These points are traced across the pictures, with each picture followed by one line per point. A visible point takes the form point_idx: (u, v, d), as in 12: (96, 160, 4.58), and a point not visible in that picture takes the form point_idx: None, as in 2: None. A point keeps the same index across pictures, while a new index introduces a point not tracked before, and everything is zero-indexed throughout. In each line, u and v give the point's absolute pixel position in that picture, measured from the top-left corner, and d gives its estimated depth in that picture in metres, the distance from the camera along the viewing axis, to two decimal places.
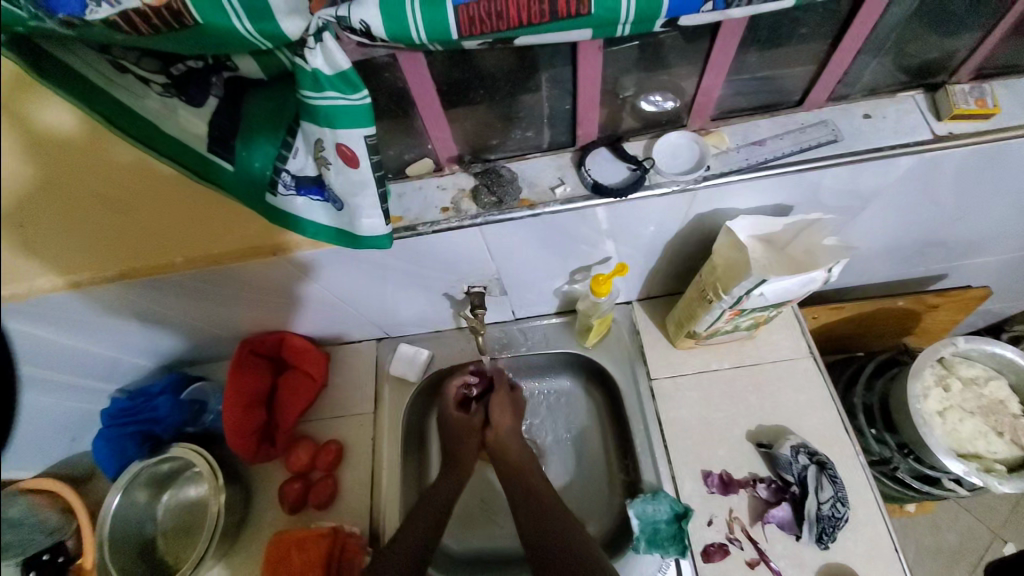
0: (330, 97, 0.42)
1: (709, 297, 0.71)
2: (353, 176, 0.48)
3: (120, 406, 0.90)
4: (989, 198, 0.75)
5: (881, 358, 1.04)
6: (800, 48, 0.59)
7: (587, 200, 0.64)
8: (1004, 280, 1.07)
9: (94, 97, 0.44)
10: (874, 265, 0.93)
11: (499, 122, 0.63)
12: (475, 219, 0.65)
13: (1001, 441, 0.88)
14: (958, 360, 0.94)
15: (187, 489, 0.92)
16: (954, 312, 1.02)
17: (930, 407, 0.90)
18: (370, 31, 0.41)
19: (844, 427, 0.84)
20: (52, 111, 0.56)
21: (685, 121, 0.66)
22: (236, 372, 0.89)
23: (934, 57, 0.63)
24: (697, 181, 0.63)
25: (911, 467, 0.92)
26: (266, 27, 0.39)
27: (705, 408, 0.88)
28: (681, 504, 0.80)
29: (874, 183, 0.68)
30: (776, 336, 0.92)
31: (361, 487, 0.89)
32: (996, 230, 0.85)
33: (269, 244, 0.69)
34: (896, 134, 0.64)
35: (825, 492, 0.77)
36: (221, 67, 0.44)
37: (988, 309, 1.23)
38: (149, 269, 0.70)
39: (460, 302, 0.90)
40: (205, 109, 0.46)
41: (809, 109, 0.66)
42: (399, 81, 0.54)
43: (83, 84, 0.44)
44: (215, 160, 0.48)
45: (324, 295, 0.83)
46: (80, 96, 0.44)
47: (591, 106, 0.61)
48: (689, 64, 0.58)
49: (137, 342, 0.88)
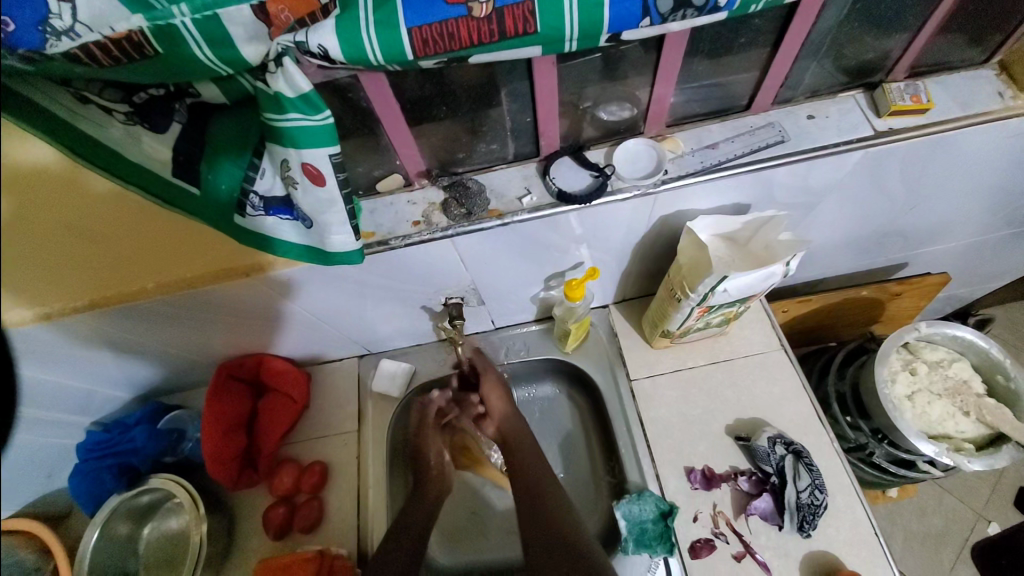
0: (294, 119, 0.44)
1: (678, 296, 0.74)
2: (320, 194, 0.49)
3: (96, 439, 0.88)
4: (933, 189, 0.79)
5: (850, 347, 1.08)
6: (742, 56, 0.62)
7: (553, 208, 0.66)
8: (961, 265, 1.12)
9: (56, 129, 0.44)
10: (834, 258, 0.97)
11: (464, 136, 0.65)
12: (446, 231, 0.67)
13: (968, 421, 0.91)
14: (922, 344, 0.98)
15: (170, 520, 0.89)
16: (916, 299, 1.07)
17: (897, 391, 0.94)
18: (328, 54, 0.42)
19: (817, 416, 0.87)
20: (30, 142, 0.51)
21: (642, 129, 0.69)
22: (214, 399, 0.88)
23: (870, 58, 0.67)
24: (656, 185, 0.66)
25: (886, 451, 0.95)
26: (224, 53, 0.41)
27: (684, 405, 0.90)
28: (666, 502, 0.82)
29: (824, 179, 0.71)
30: (749, 330, 0.94)
31: (347, 507, 0.88)
32: (946, 218, 0.90)
33: (244, 265, 0.70)
34: (838, 131, 0.68)
35: (803, 480, 0.80)
36: (183, 94, 0.46)
37: (951, 294, 1.28)
38: (122, 296, 0.70)
39: (439, 314, 0.91)
40: (168, 134, 0.47)
41: (756, 112, 0.69)
42: (363, 101, 0.56)
43: (44, 117, 0.44)
44: (181, 184, 0.49)
45: (303, 314, 0.83)
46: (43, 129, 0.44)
47: (551, 117, 0.63)
48: (642, 74, 0.61)
49: (112, 372, 0.87)
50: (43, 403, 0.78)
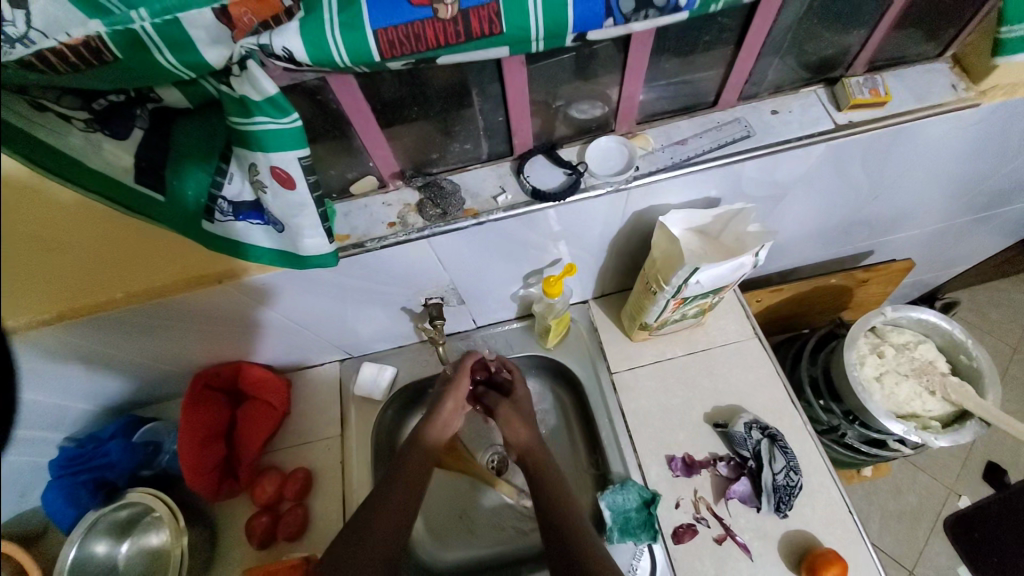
0: (260, 122, 0.43)
1: (653, 289, 0.75)
2: (290, 198, 0.48)
3: (68, 454, 0.85)
4: (894, 178, 0.83)
5: (822, 333, 1.11)
6: (707, 53, 0.64)
7: (529, 206, 0.67)
8: (924, 251, 1.17)
9: (13, 138, 0.43)
10: (805, 248, 1.00)
11: (437, 136, 0.65)
12: (422, 232, 0.67)
13: (934, 399, 0.95)
14: (889, 328, 1.02)
15: (151, 535, 0.85)
16: (883, 285, 1.11)
17: (866, 374, 0.97)
18: (294, 57, 0.42)
19: (791, 401, 0.90)
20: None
21: (614, 126, 0.70)
22: (191, 408, 0.86)
23: (830, 53, 0.69)
24: (628, 181, 0.67)
25: (857, 432, 0.98)
26: (188, 58, 0.40)
27: (664, 395, 0.92)
28: (649, 490, 0.84)
29: (790, 171, 0.74)
30: (725, 320, 0.97)
31: (332, 512, 0.88)
32: (908, 206, 0.94)
33: (217, 272, 0.68)
34: (801, 126, 0.70)
35: (778, 462, 0.82)
36: (144, 99, 0.45)
37: (916, 279, 1.33)
38: (89, 307, 0.67)
39: (419, 315, 0.91)
40: (130, 141, 0.46)
41: (724, 108, 0.71)
42: (332, 103, 0.55)
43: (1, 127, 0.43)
44: (144, 191, 0.47)
45: (280, 320, 0.82)
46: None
47: (523, 116, 0.64)
48: (610, 72, 0.62)
49: (82, 386, 0.84)
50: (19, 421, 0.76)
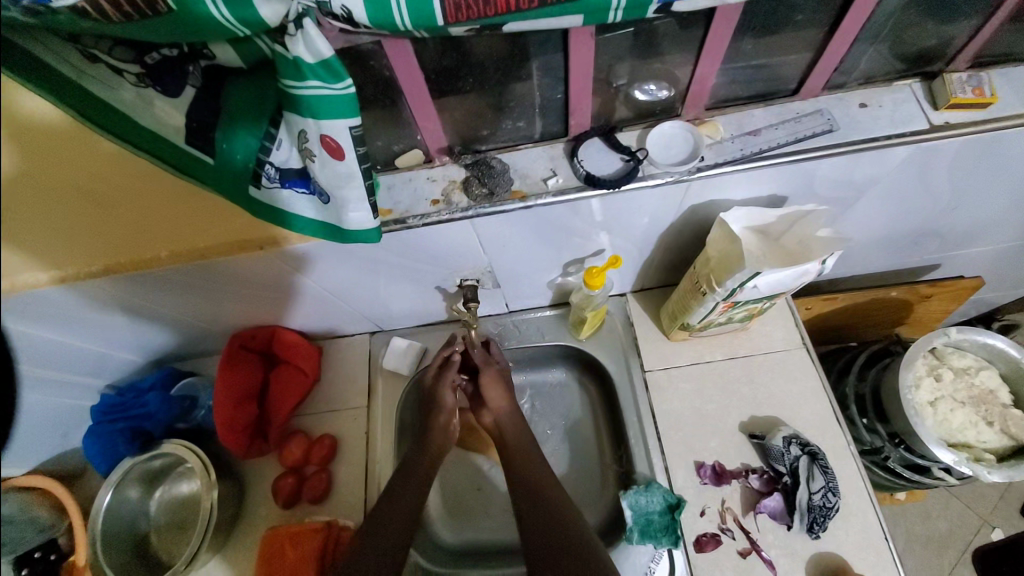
0: (313, 86, 0.41)
1: (703, 289, 0.71)
2: (338, 168, 0.46)
3: (110, 401, 0.89)
4: (981, 189, 0.75)
5: (873, 348, 1.04)
6: (795, 35, 0.57)
7: (580, 192, 0.63)
8: (996, 270, 1.07)
9: (71, 94, 0.43)
10: (866, 257, 0.93)
11: (490, 111, 0.61)
12: (466, 211, 0.64)
13: (991, 430, 0.88)
14: (950, 351, 0.94)
15: (181, 484, 0.91)
16: (947, 302, 1.02)
17: (920, 397, 0.91)
18: (352, 16, 0.39)
19: (836, 418, 0.84)
20: (29, 96, 0.50)
21: (679, 111, 0.65)
22: (227, 368, 0.89)
23: (932, 44, 0.62)
24: (691, 172, 0.62)
25: (901, 456, 0.92)
26: (243, 13, 0.37)
27: (698, 399, 0.88)
28: (674, 495, 0.81)
29: (869, 173, 0.67)
30: (770, 327, 0.91)
31: (355, 481, 0.89)
32: (990, 220, 0.85)
33: (258, 237, 0.68)
34: (891, 123, 0.63)
35: (817, 482, 0.78)
36: (197, 56, 0.43)
37: (980, 299, 1.23)
38: (136, 263, 0.69)
39: (453, 295, 0.89)
40: (182, 100, 0.44)
41: (804, 97, 0.65)
42: (386, 69, 0.52)
43: (55, 79, 0.42)
44: (195, 153, 0.46)
45: (315, 289, 0.82)
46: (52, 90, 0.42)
47: (583, 95, 0.59)
48: (683, 51, 0.57)
49: (124, 337, 0.87)
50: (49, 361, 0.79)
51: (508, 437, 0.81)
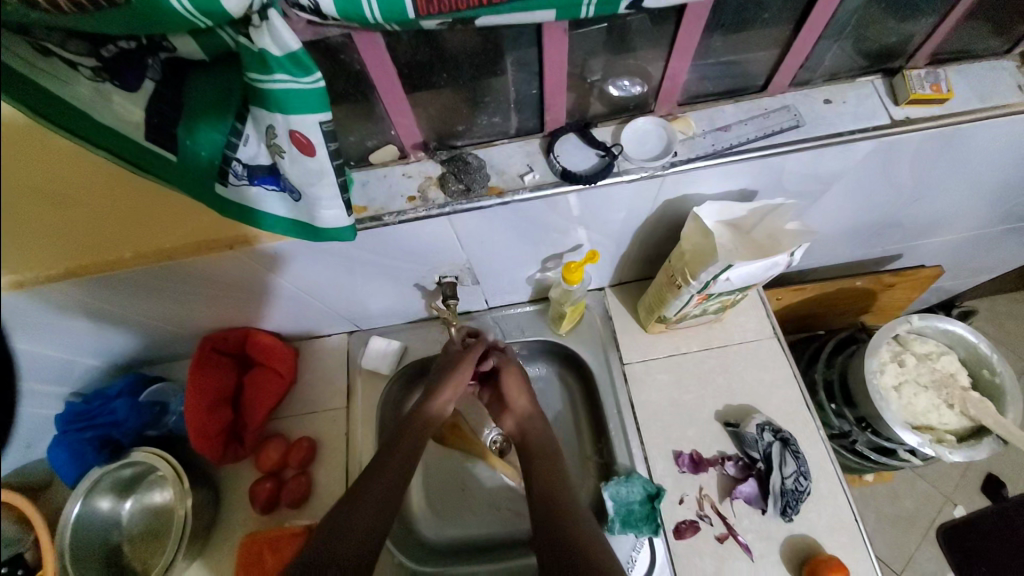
0: (281, 80, 0.40)
1: (678, 282, 0.73)
2: (308, 164, 0.45)
3: (74, 409, 0.85)
4: (940, 182, 0.78)
5: (840, 337, 1.08)
6: (763, 32, 0.59)
7: (556, 187, 0.63)
8: (953, 259, 1.13)
9: (19, 86, 0.41)
10: (834, 248, 0.96)
11: (464, 107, 0.61)
12: (443, 208, 0.63)
13: (951, 413, 0.92)
14: (913, 337, 0.98)
15: (154, 493, 0.88)
16: (908, 291, 1.07)
17: (885, 382, 0.95)
18: (320, 8, 0.39)
19: (806, 404, 0.87)
20: None
21: (652, 107, 0.66)
22: (197, 371, 0.86)
23: (893, 41, 0.64)
24: (664, 167, 0.63)
25: (868, 439, 0.97)
26: (203, 3, 0.36)
27: (676, 390, 0.90)
28: (654, 485, 0.83)
29: (834, 167, 0.69)
30: (743, 317, 0.94)
31: (335, 482, 0.88)
32: (946, 212, 0.89)
33: (228, 237, 0.66)
34: (854, 118, 0.65)
35: (789, 467, 0.81)
36: (156, 48, 0.41)
37: (939, 287, 1.29)
38: (99, 264, 0.65)
39: (432, 292, 0.88)
40: (141, 93, 0.42)
41: (772, 94, 0.66)
42: (356, 63, 0.51)
43: (3, 72, 0.40)
44: (156, 151, 0.45)
45: (288, 288, 0.80)
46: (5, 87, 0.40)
47: (558, 90, 0.59)
48: (655, 47, 0.58)
49: (86, 342, 0.83)
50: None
51: (530, 439, 0.79)
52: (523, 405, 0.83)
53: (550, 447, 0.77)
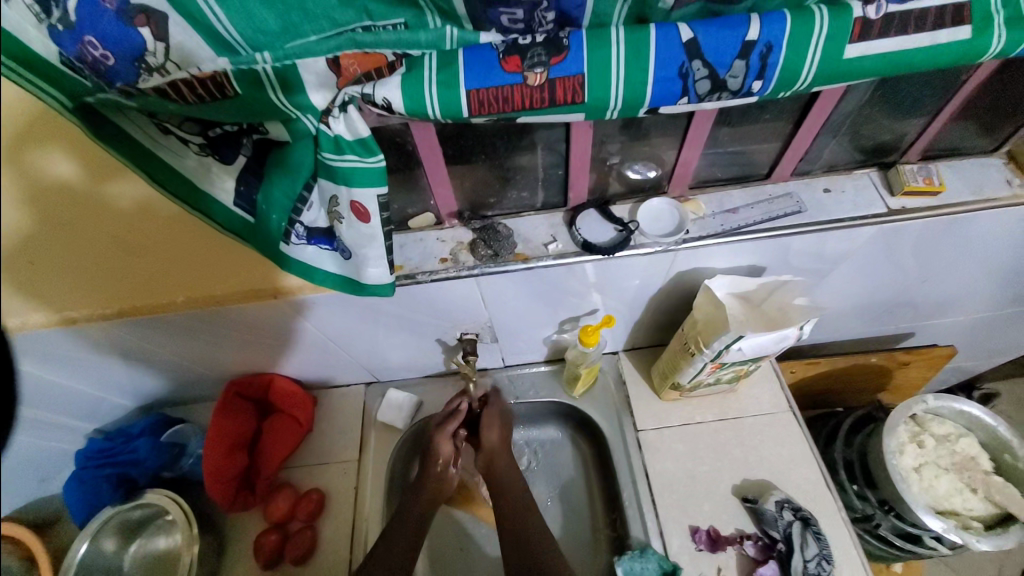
0: (349, 159, 0.48)
1: (691, 349, 0.75)
2: (363, 230, 0.51)
3: (97, 446, 0.87)
4: (942, 265, 0.82)
5: (858, 414, 1.07)
6: (766, 129, 0.66)
7: (578, 256, 0.69)
8: (968, 339, 1.13)
9: (143, 160, 0.48)
10: (845, 323, 0.98)
11: (498, 181, 0.69)
12: (473, 270, 0.69)
13: (976, 498, 0.90)
14: (930, 417, 0.97)
15: (158, 538, 0.87)
16: (923, 370, 1.07)
17: (906, 463, 0.92)
18: (391, 106, 0.47)
19: (825, 482, 0.86)
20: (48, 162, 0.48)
21: (666, 188, 0.72)
22: (219, 414, 0.88)
23: (885, 139, 0.71)
24: (678, 243, 0.69)
25: (892, 524, 0.92)
26: (297, 99, 0.45)
27: (691, 460, 0.89)
28: (670, 562, 0.80)
29: (838, 248, 0.74)
30: (756, 389, 0.95)
31: (341, 539, 0.86)
32: (952, 294, 0.92)
33: (271, 288, 0.72)
34: (853, 206, 0.71)
35: (810, 549, 0.78)
36: (253, 130, 0.49)
37: (957, 367, 1.28)
38: (149, 307, 0.72)
39: (452, 348, 0.92)
40: (234, 167, 0.50)
41: (775, 181, 0.73)
42: (410, 144, 0.60)
43: (129, 149, 0.47)
44: (240, 215, 0.52)
45: (317, 336, 0.84)
46: (130, 157, 0.47)
47: (582, 172, 0.67)
48: (668, 138, 0.65)
49: (119, 380, 0.87)
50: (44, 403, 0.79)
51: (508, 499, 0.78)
52: (501, 460, 0.80)
53: (527, 500, 0.78)
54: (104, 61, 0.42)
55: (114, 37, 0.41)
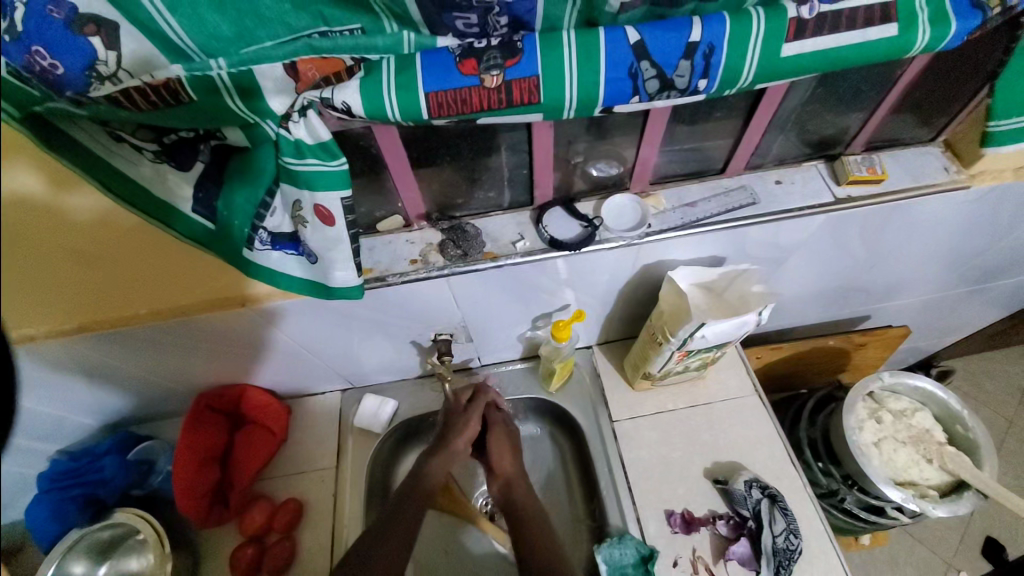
0: (311, 163, 0.48)
1: (659, 339, 0.78)
2: (328, 233, 0.52)
3: (62, 467, 0.84)
4: (890, 250, 0.87)
5: (820, 395, 1.12)
6: (719, 126, 0.70)
7: (545, 253, 0.71)
8: (920, 318, 1.20)
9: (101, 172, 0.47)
10: (805, 308, 1.03)
11: (464, 182, 0.70)
12: (442, 271, 0.70)
13: (932, 468, 0.95)
14: (887, 394, 1.02)
15: (130, 559, 0.83)
16: (879, 350, 1.14)
17: (866, 438, 0.97)
18: (351, 110, 0.47)
19: (791, 460, 0.90)
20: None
21: (628, 185, 0.75)
22: (188, 428, 0.86)
23: (830, 133, 0.75)
24: (641, 237, 0.71)
25: (856, 497, 0.97)
26: (256, 105, 0.45)
27: (664, 447, 0.92)
28: (647, 546, 0.82)
29: (792, 237, 0.78)
30: (725, 375, 0.98)
31: (321, 548, 0.85)
32: (901, 276, 0.98)
33: (239, 295, 0.72)
34: (802, 197, 0.75)
35: (778, 524, 0.82)
36: (210, 136, 0.50)
37: (912, 346, 1.36)
38: (111, 321, 0.71)
39: (427, 349, 0.92)
40: (192, 173, 0.50)
41: (730, 175, 0.76)
42: (373, 148, 0.60)
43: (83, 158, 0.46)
44: (199, 221, 0.51)
45: (289, 344, 0.83)
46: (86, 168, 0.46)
47: (546, 171, 0.69)
48: (628, 136, 0.68)
49: (81, 399, 0.84)
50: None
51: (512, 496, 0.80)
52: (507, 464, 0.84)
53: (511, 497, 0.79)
54: (53, 70, 0.40)
55: (65, 46, 0.40)
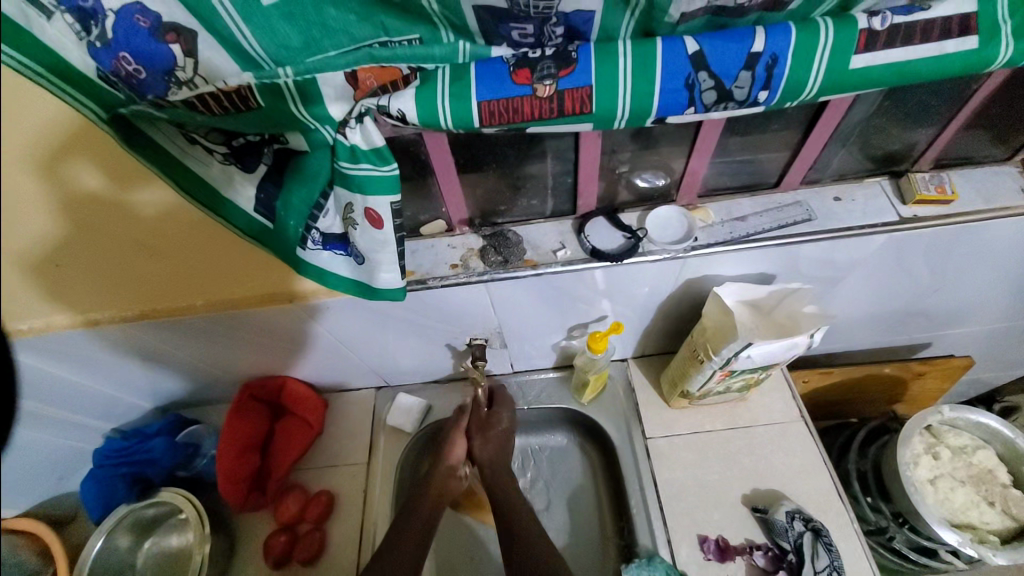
0: (364, 168, 0.49)
1: (700, 357, 0.76)
2: (376, 236, 0.53)
3: (115, 446, 0.90)
4: (955, 275, 0.81)
5: (871, 425, 1.05)
6: (774, 138, 0.67)
7: (586, 263, 0.70)
8: (986, 349, 1.11)
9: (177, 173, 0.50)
10: (858, 331, 0.97)
11: (508, 190, 0.70)
12: (482, 276, 0.70)
13: (993, 511, 0.88)
14: (946, 429, 0.94)
15: (170, 536, 0.89)
16: (939, 381, 1.06)
17: (919, 474, 0.90)
18: (405, 117, 0.49)
19: (838, 493, 0.84)
20: None
21: (674, 196, 0.73)
22: (234, 415, 0.91)
23: (895, 148, 0.71)
24: (686, 250, 0.70)
25: (907, 538, 0.90)
26: (317, 111, 0.47)
27: (699, 468, 0.88)
28: (677, 570, 0.79)
29: (849, 256, 0.74)
30: (768, 398, 0.94)
31: (350, 542, 0.87)
32: (968, 303, 0.91)
33: (287, 292, 0.75)
34: (863, 215, 0.71)
35: (821, 560, 0.78)
36: (273, 141, 0.52)
37: (975, 378, 1.25)
38: (167, 310, 0.75)
39: (461, 353, 0.93)
40: (255, 174, 0.52)
41: (784, 189, 0.73)
42: (423, 153, 0.61)
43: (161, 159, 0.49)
44: (260, 221, 0.54)
45: (330, 339, 0.85)
46: (164, 168, 0.50)
47: (591, 180, 0.68)
48: (677, 146, 0.66)
49: (139, 381, 0.90)
50: (56, 401, 0.82)
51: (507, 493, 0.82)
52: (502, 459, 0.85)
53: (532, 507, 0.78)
54: (137, 75, 0.43)
55: (145, 52, 0.42)
